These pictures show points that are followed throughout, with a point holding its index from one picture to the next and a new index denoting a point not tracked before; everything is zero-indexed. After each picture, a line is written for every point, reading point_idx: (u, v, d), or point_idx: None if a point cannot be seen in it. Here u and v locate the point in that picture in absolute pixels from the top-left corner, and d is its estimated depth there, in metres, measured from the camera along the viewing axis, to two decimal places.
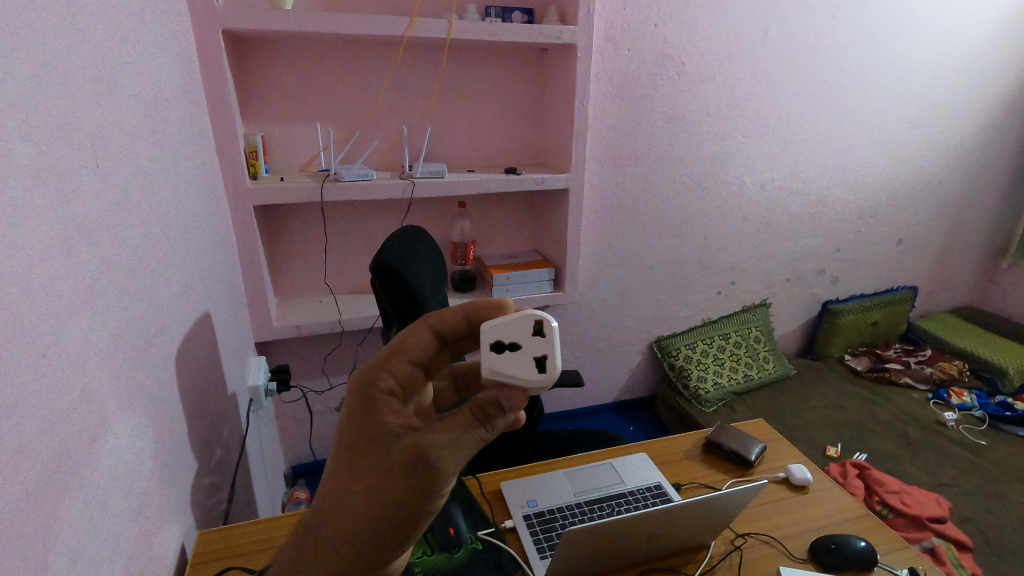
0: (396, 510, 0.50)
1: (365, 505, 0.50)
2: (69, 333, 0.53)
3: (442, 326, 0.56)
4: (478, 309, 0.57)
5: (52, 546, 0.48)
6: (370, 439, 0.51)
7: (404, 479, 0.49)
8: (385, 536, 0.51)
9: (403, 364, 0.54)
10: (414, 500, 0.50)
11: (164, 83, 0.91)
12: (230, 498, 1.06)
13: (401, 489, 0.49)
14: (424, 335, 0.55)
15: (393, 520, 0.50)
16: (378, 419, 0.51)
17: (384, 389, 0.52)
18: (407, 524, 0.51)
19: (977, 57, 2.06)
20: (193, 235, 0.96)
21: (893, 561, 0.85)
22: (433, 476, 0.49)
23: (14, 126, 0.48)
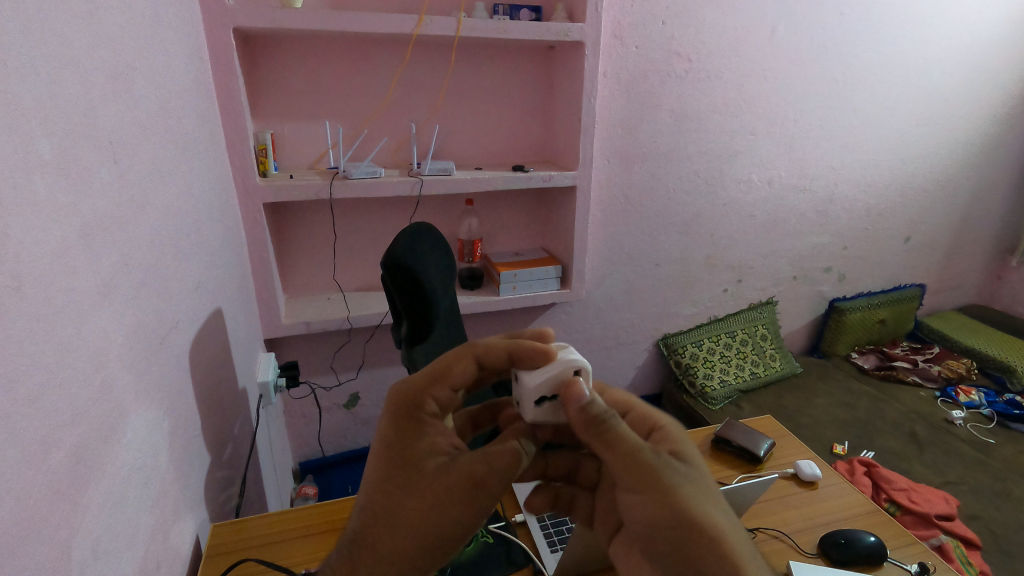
0: (450, 531, 0.53)
1: (418, 525, 0.53)
2: (90, 325, 0.54)
3: (484, 357, 0.61)
4: (521, 353, 0.60)
5: (76, 536, 0.49)
6: (420, 461, 0.55)
7: (459, 498, 0.53)
8: (436, 555, 0.54)
9: (446, 390, 0.59)
10: (466, 521, 0.54)
11: (177, 81, 0.92)
12: (241, 492, 1.07)
13: (456, 510, 0.53)
14: (467, 364, 0.61)
15: (445, 541, 0.54)
16: (427, 440, 0.56)
17: (429, 411, 0.58)
18: (457, 544, 0.54)
19: (986, 54, 2.05)
20: (205, 232, 0.97)
21: (903, 557, 0.85)
22: (486, 497, 0.53)
23: (37, 122, 0.49)
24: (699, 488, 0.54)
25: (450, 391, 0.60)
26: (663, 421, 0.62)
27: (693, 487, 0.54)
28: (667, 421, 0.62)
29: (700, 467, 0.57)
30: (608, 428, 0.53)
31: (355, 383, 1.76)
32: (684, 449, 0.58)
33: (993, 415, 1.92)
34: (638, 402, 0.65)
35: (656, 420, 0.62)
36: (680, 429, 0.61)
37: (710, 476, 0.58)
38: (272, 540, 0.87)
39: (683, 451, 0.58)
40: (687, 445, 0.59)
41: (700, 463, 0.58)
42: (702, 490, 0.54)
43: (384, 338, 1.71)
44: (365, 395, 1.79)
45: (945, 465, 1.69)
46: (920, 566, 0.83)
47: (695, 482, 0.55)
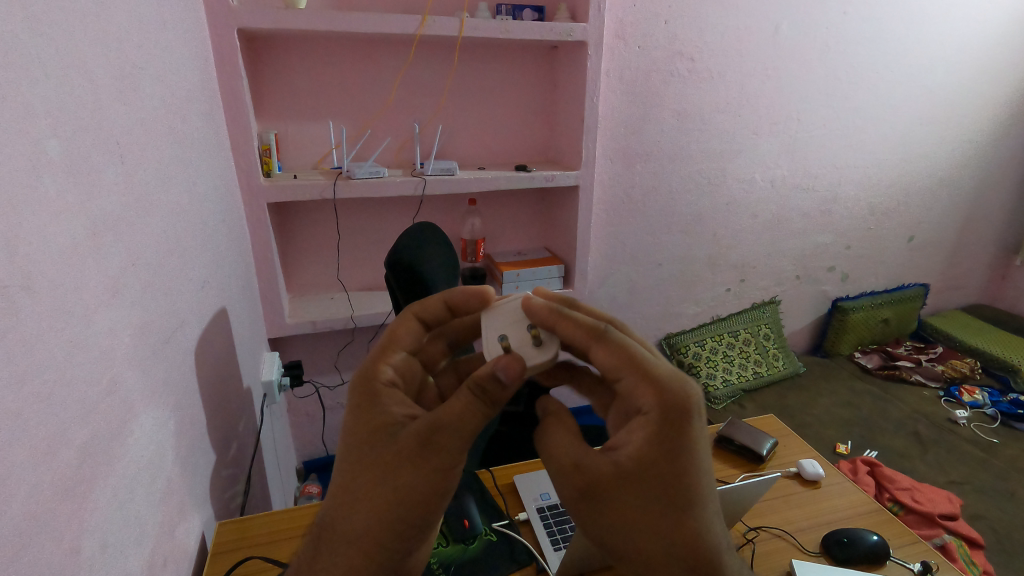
0: (413, 492, 0.52)
1: (381, 494, 0.53)
2: (98, 325, 0.55)
3: (425, 314, 0.64)
4: (457, 300, 0.65)
5: (84, 531, 0.49)
6: (375, 429, 0.55)
7: (411, 460, 0.52)
8: (407, 524, 0.53)
9: (399, 355, 0.61)
10: (429, 481, 0.53)
11: (184, 83, 0.92)
12: (246, 490, 1.08)
13: (414, 470, 0.52)
14: (411, 325, 0.63)
15: (413, 507, 0.53)
16: (382, 409, 0.56)
17: (384, 380, 0.58)
18: (426, 509, 0.53)
19: (991, 53, 2.05)
20: (210, 232, 0.98)
21: (906, 556, 0.86)
22: (445, 451, 0.52)
23: (47, 125, 0.50)
24: (649, 506, 0.51)
25: (403, 355, 0.62)
26: (651, 410, 0.52)
27: (637, 508, 0.51)
28: (655, 410, 0.51)
29: (670, 475, 0.51)
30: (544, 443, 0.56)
31: None
32: (653, 454, 0.51)
33: (997, 414, 1.92)
34: (634, 370, 0.53)
35: (643, 406, 0.52)
36: (672, 422, 0.51)
37: (693, 474, 0.51)
38: (276, 538, 0.87)
39: (652, 461, 0.51)
40: (664, 448, 0.51)
41: (672, 470, 0.51)
42: (650, 511, 0.51)
43: None
44: None
45: (948, 465, 1.69)
46: (922, 566, 0.83)
47: (644, 501, 0.51)
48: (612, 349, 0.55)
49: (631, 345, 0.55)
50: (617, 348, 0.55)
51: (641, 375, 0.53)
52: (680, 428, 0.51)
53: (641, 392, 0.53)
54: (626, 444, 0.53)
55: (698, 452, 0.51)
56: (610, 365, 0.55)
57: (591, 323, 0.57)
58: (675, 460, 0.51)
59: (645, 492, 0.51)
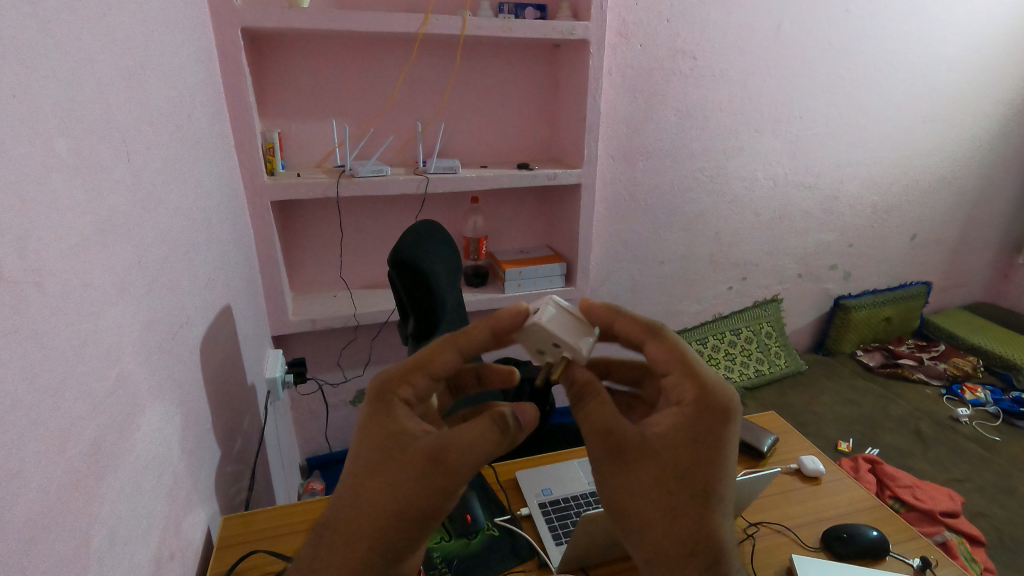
0: (410, 505, 0.53)
1: (379, 502, 0.54)
2: (106, 321, 0.56)
3: (467, 346, 0.60)
4: (502, 324, 0.59)
5: (93, 523, 0.50)
6: (387, 437, 0.56)
7: (418, 474, 0.53)
8: (399, 536, 0.54)
9: (424, 379, 0.60)
10: (426, 498, 0.53)
11: (188, 81, 0.93)
12: (250, 485, 1.09)
13: (415, 484, 0.53)
14: (450, 356, 0.60)
15: (409, 520, 0.53)
16: (397, 419, 0.57)
17: (403, 397, 0.59)
18: (420, 524, 0.54)
19: (994, 51, 2.05)
20: (215, 229, 0.99)
21: (905, 551, 0.86)
22: (448, 474, 0.53)
23: (55, 123, 0.50)
24: (673, 479, 0.55)
25: (427, 379, 0.61)
26: (692, 399, 0.58)
27: (659, 480, 0.56)
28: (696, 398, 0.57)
29: (694, 458, 0.56)
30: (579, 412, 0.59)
31: (362, 379, 1.78)
32: (685, 435, 0.56)
33: (999, 412, 1.92)
34: (681, 364, 0.60)
35: (684, 397, 0.58)
36: (716, 414, 0.56)
37: (714, 467, 0.56)
38: (282, 532, 0.88)
39: (687, 445, 0.56)
40: (701, 430, 0.56)
41: (702, 453, 0.56)
42: (670, 484, 0.55)
43: (391, 335, 1.73)
44: None
45: (949, 462, 1.69)
46: (921, 561, 0.84)
47: (668, 475, 0.56)
48: (665, 344, 0.61)
49: (680, 346, 0.61)
50: (669, 346, 0.61)
51: (685, 371, 0.59)
52: (717, 418, 0.56)
53: (682, 383, 0.59)
54: (660, 423, 0.58)
55: (725, 447, 0.57)
56: (660, 359, 0.61)
57: (649, 322, 0.63)
58: (704, 443, 0.56)
59: (670, 467, 0.56)
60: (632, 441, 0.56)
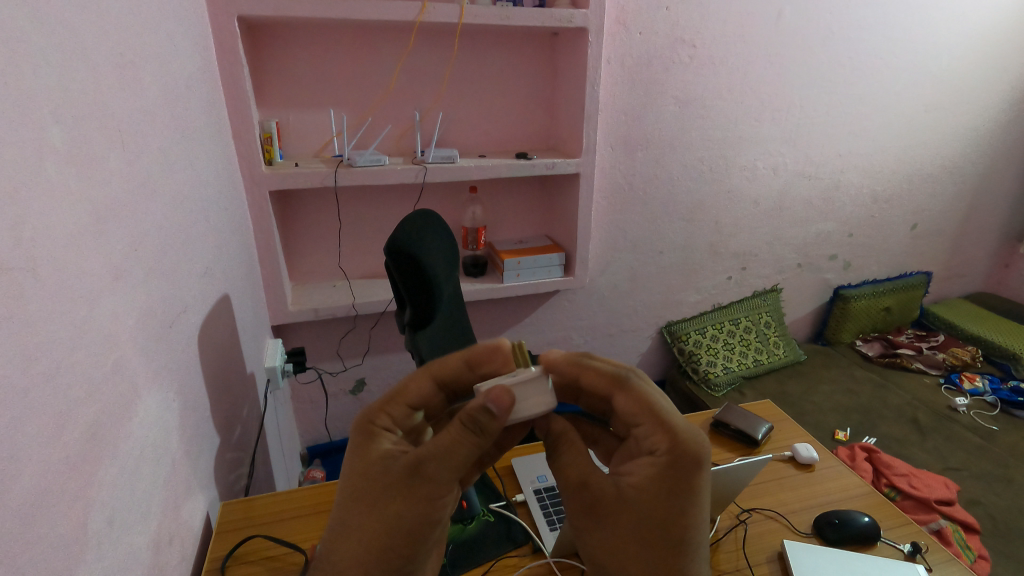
0: (404, 523, 0.54)
1: (375, 526, 0.54)
2: (103, 308, 0.56)
3: (443, 375, 0.61)
4: (478, 355, 0.62)
5: (91, 507, 0.51)
6: (369, 465, 0.57)
7: (403, 487, 0.55)
8: (395, 554, 0.54)
9: (402, 407, 0.61)
10: (416, 512, 0.54)
11: (184, 69, 0.93)
12: (250, 472, 1.10)
13: (406, 501, 0.55)
14: (423, 384, 0.62)
15: (404, 538, 0.54)
16: (378, 447, 0.58)
17: (383, 424, 0.59)
18: (415, 539, 0.55)
19: (998, 37, 2.02)
20: (213, 217, 0.99)
21: (896, 537, 0.87)
22: (433, 482, 0.55)
23: (48, 111, 0.50)
24: (648, 526, 0.58)
25: (406, 408, 0.61)
26: (663, 450, 0.59)
27: (637, 530, 0.58)
28: (668, 451, 0.58)
29: (668, 506, 0.58)
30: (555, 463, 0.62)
31: (361, 368, 1.79)
32: (655, 485, 0.58)
33: (997, 402, 1.93)
34: (651, 417, 0.61)
35: (657, 447, 0.59)
36: (681, 463, 0.57)
37: (687, 515, 0.58)
38: (280, 519, 0.90)
39: (655, 494, 0.58)
40: (670, 486, 0.57)
41: (672, 502, 0.58)
42: (646, 534, 0.58)
43: (390, 325, 1.73)
44: (371, 381, 1.82)
45: (947, 452, 1.70)
46: (912, 546, 0.85)
47: (641, 525, 0.58)
48: (631, 396, 0.62)
49: (651, 396, 0.62)
50: (637, 397, 0.62)
51: (654, 420, 0.60)
52: (687, 468, 0.57)
53: (654, 433, 0.60)
54: (632, 473, 0.60)
55: (694, 497, 0.58)
56: (628, 411, 0.62)
57: (614, 372, 0.63)
58: (674, 495, 0.57)
59: (643, 516, 0.58)
60: (609, 495, 0.59)
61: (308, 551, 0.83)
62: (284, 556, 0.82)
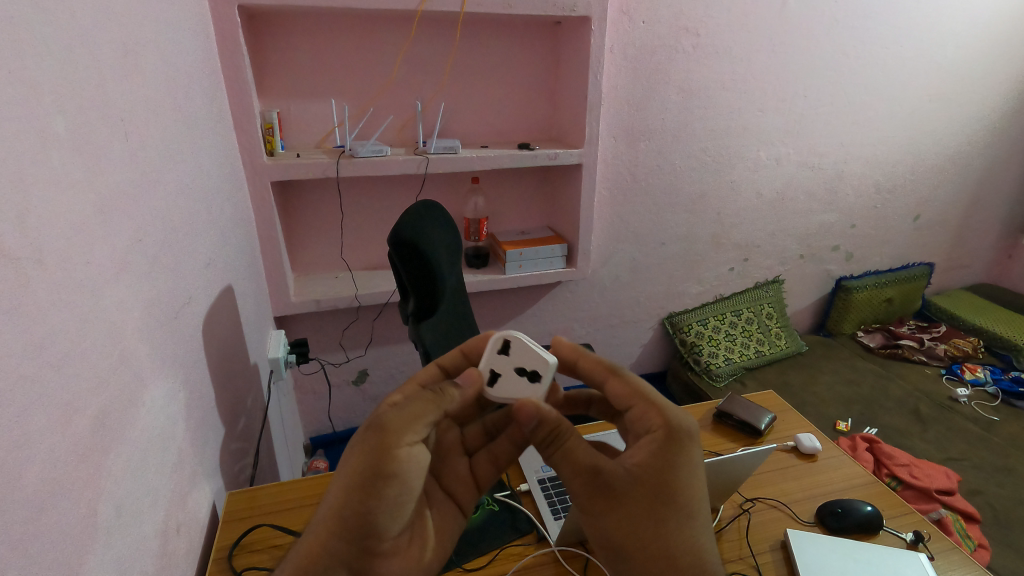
0: (358, 472, 0.53)
1: (338, 481, 0.54)
2: (108, 298, 0.56)
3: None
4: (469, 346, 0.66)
5: (99, 496, 0.51)
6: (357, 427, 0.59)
7: (360, 443, 0.54)
8: (351, 508, 0.53)
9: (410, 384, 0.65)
10: (369, 466, 0.53)
11: (185, 57, 0.92)
12: (255, 462, 1.11)
13: (360, 452, 0.53)
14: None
15: (358, 491, 0.53)
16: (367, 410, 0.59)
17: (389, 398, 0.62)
18: (370, 496, 0.53)
19: (1004, 27, 2.01)
20: (215, 209, 0.99)
21: (898, 526, 0.88)
22: (386, 434, 0.53)
23: (53, 100, 0.50)
24: (655, 502, 0.57)
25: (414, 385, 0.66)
26: (658, 427, 0.58)
27: (639, 510, 0.57)
28: (663, 425, 0.58)
29: (672, 479, 0.57)
30: (557, 449, 0.60)
31: (364, 359, 1.79)
32: (656, 460, 0.57)
33: (998, 392, 1.93)
34: (643, 397, 0.61)
35: (653, 425, 0.59)
36: (675, 436, 0.58)
37: (685, 485, 0.58)
38: (287, 507, 0.90)
39: (656, 470, 0.57)
40: (666, 460, 0.57)
41: (673, 476, 0.57)
42: (651, 513, 0.57)
43: (392, 316, 1.74)
44: (374, 372, 1.83)
45: (947, 442, 1.71)
46: (914, 535, 0.85)
47: (645, 507, 0.57)
48: (624, 381, 0.63)
49: (640, 381, 0.63)
50: (628, 382, 0.63)
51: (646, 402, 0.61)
52: (683, 442, 0.58)
53: (648, 414, 0.60)
54: (630, 455, 0.59)
55: (692, 468, 0.58)
56: (621, 396, 0.63)
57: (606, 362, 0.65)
58: (676, 466, 0.58)
59: (648, 496, 0.57)
60: (616, 476, 0.58)
61: None
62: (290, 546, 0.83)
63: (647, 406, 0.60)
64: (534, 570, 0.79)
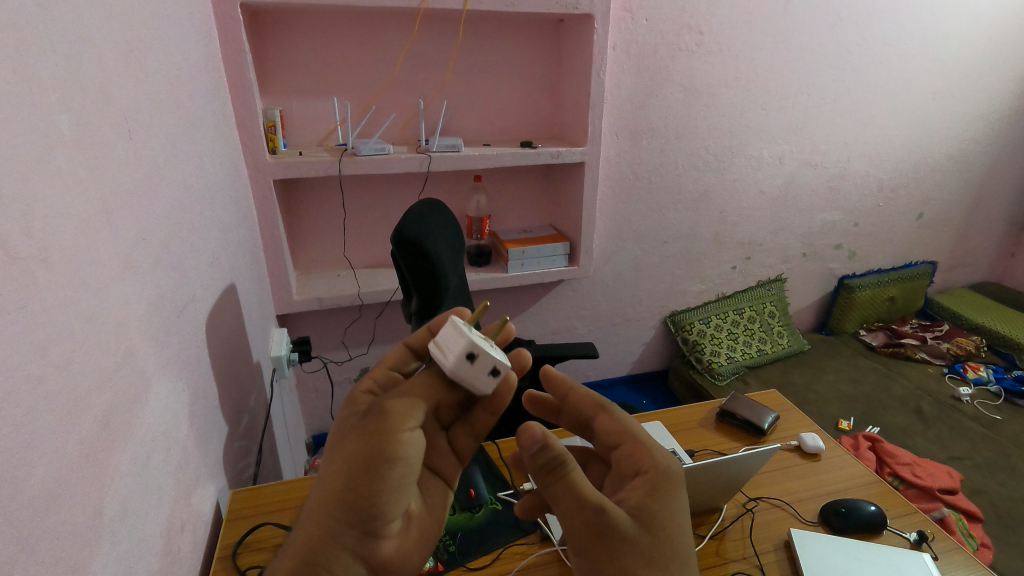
0: (360, 459, 0.52)
1: (339, 468, 0.53)
2: (114, 297, 0.56)
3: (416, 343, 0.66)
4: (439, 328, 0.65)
5: (105, 495, 0.51)
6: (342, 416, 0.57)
7: (359, 429, 0.54)
8: (354, 493, 0.52)
9: (383, 371, 0.62)
10: (371, 450, 0.52)
11: (188, 55, 0.91)
12: (258, 461, 1.11)
13: (360, 438, 0.53)
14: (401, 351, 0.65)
15: (360, 475, 0.52)
16: (350, 402, 0.58)
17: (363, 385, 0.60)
18: (378, 480, 0.53)
19: (1009, 24, 2.00)
20: (218, 207, 0.99)
21: (902, 525, 0.88)
22: (387, 418, 0.54)
23: (57, 100, 0.50)
24: (655, 546, 0.55)
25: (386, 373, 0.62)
26: (648, 468, 0.59)
27: (640, 554, 0.54)
28: (655, 466, 0.59)
29: (667, 522, 0.57)
30: (562, 478, 0.54)
31: (366, 357, 1.79)
32: (650, 501, 0.57)
33: (1001, 391, 1.92)
34: (632, 436, 0.61)
35: (644, 465, 0.59)
36: (667, 476, 0.58)
37: (680, 528, 0.57)
38: (291, 506, 0.91)
39: (652, 510, 0.56)
40: (660, 502, 0.57)
41: (668, 520, 0.57)
42: (652, 559, 0.54)
43: (394, 314, 1.74)
44: None
45: (950, 441, 1.70)
46: (918, 535, 0.85)
47: (646, 553, 0.54)
48: (613, 418, 0.63)
49: (628, 420, 0.63)
50: (618, 420, 0.63)
51: (636, 441, 0.61)
52: (672, 482, 0.59)
53: (638, 456, 0.60)
54: (624, 498, 0.58)
55: (682, 511, 0.58)
56: (609, 434, 0.63)
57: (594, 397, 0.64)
58: (670, 508, 0.58)
59: (648, 540, 0.55)
60: (620, 519, 0.54)
61: None
62: None
63: (636, 447, 0.61)
64: (538, 570, 0.79)
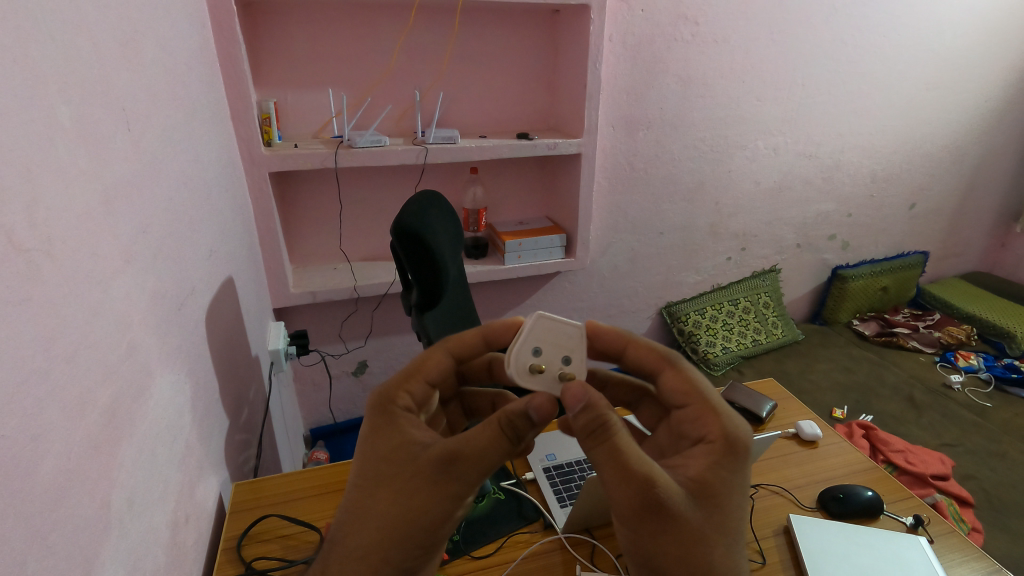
0: (428, 515, 0.54)
1: (399, 512, 0.54)
2: (115, 289, 0.56)
3: (458, 349, 0.67)
4: (494, 333, 0.66)
5: (112, 486, 0.51)
6: (395, 448, 0.56)
7: (430, 481, 0.54)
8: (414, 543, 0.54)
9: (420, 384, 0.63)
10: (440, 507, 0.54)
11: (183, 44, 0.90)
12: (258, 454, 1.11)
13: (430, 493, 0.54)
14: (442, 359, 0.66)
15: (425, 529, 0.54)
16: (403, 430, 0.58)
17: (403, 405, 0.60)
18: (434, 531, 0.54)
19: (1001, 15, 2.01)
20: (215, 200, 0.98)
21: (898, 510, 0.90)
22: (462, 478, 0.54)
23: (57, 90, 0.50)
24: (706, 530, 0.54)
25: (424, 386, 0.64)
26: (716, 437, 0.58)
27: (690, 531, 0.53)
28: (721, 437, 0.58)
29: (727, 500, 0.55)
30: (603, 441, 0.54)
31: (363, 351, 1.79)
32: (712, 475, 0.56)
33: (991, 378, 1.95)
34: (698, 397, 0.62)
35: (710, 434, 0.58)
36: (733, 448, 0.57)
37: (735, 505, 0.56)
38: (295, 497, 0.91)
39: (711, 484, 0.55)
40: (723, 476, 0.56)
41: (728, 493, 0.56)
42: (702, 537, 0.53)
43: (392, 307, 1.74)
44: (373, 363, 1.83)
45: (941, 428, 1.73)
46: (914, 519, 0.87)
47: (696, 529, 0.53)
48: (681, 375, 0.64)
49: (697, 379, 0.64)
50: (685, 376, 0.64)
51: (700, 401, 0.61)
52: (739, 455, 0.57)
53: (704, 422, 0.60)
54: (687, 467, 0.57)
55: (744, 486, 0.57)
56: (674, 388, 0.64)
57: (659, 350, 0.66)
58: (730, 489, 0.56)
59: (700, 516, 0.54)
60: (671, 493, 0.53)
61: (324, 530, 0.84)
62: (298, 535, 0.83)
63: (699, 408, 0.61)
64: (542, 557, 0.80)
